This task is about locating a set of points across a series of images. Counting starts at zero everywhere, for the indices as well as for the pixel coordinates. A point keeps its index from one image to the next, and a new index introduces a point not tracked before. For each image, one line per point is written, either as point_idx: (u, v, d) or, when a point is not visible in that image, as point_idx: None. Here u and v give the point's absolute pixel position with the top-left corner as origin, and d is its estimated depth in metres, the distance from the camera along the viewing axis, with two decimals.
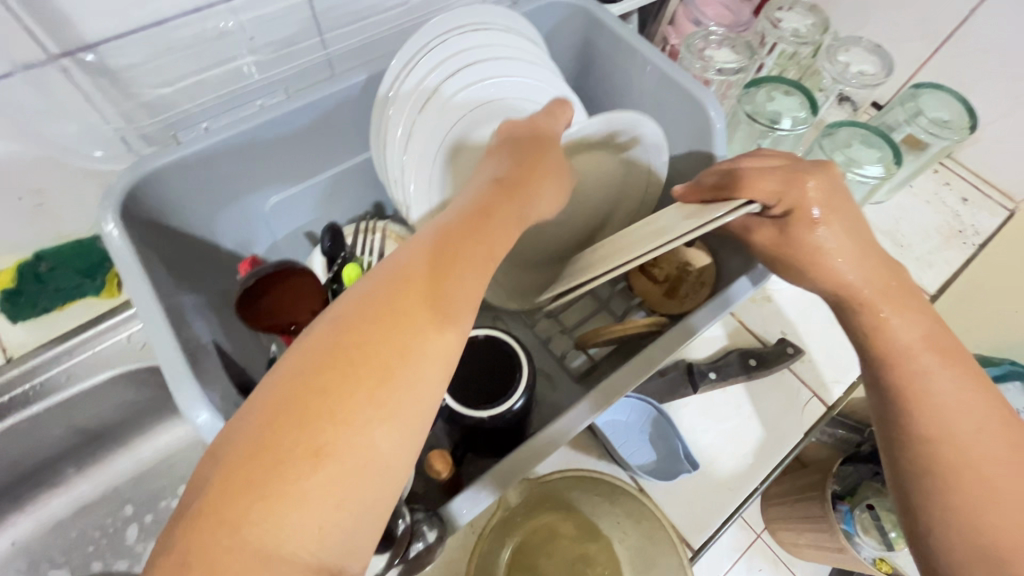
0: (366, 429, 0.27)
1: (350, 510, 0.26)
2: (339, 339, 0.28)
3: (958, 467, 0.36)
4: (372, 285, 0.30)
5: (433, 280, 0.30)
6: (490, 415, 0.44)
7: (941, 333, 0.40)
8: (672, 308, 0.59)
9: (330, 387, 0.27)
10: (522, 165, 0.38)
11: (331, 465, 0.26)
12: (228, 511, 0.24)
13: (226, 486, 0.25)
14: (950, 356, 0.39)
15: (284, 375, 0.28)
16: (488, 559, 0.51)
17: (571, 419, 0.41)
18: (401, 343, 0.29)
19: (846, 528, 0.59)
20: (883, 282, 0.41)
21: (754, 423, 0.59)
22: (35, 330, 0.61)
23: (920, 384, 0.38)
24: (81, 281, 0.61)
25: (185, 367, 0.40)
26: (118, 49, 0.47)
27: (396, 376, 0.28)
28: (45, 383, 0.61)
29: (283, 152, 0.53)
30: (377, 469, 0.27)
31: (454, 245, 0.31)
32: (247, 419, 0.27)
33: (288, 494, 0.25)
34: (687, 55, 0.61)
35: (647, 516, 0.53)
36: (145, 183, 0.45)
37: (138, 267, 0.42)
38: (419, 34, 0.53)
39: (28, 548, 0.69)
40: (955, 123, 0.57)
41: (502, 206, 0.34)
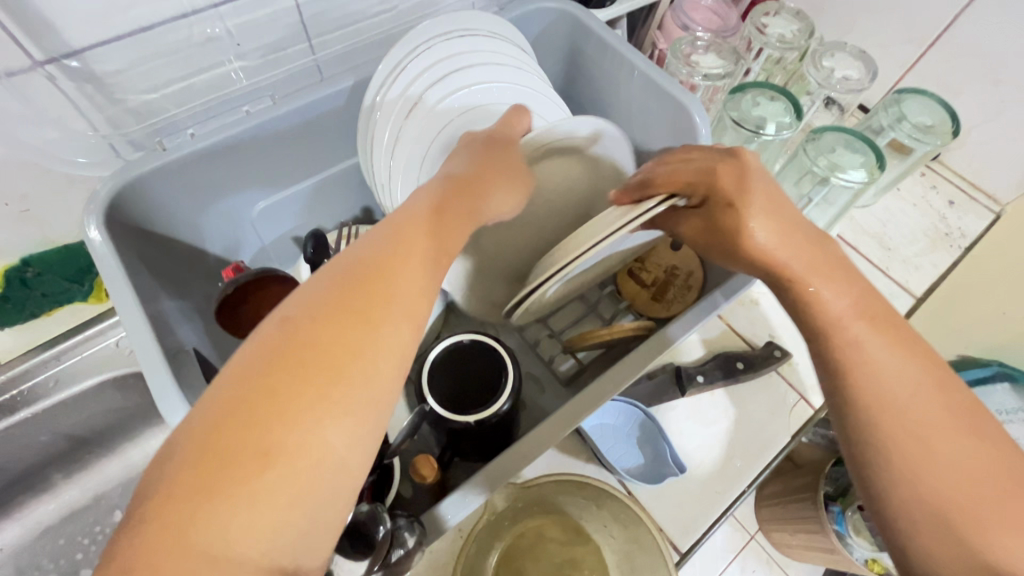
0: (318, 427, 0.26)
1: (302, 512, 0.26)
2: (292, 337, 0.28)
3: (911, 445, 0.32)
4: (326, 283, 0.30)
5: (386, 280, 0.31)
6: (477, 420, 0.44)
7: (872, 296, 0.37)
8: (659, 311, 0.59)
9: (282, 385, 0.26)
10: (477, 164, 0.42)
11: (283, 463, 0.25)
12: (176, 514, 0.23)
13: (173, 491, 0.24)
14: (884, 321, 0.35)
15: (233, 376, 0.27)
16: (476, 563, 0.51)
17: (554, 423, 0.42)
18: (354, 340, 0.28)
19: (838, 528, 0.60)
20: (813, 255, 0.38)
21: (743, 426, 0.59)
22: (21, 336, 0.61)
23: (857, 355, 0.34)
24: (68, 287, 0.61)
25: (167, 374, 0.40)
26: (102, 56, 0.47)
27: (348, 372, 0.28)
28: (31, 390, 0.62)
29: (270, 157, 0.53)
30: (331, 468, 0.27)
31: (405, 242, 0.32)
32: (196, 420, 0.26)
33: (238, 494, 0.24)
34: (674, 60, 0.61)
35: (635, 520, 0.52)
36: (129, 190, 0.45)
37: (121, 274, 0.42)
38: (408, 37, 0.53)
39: (15, 555, 0.69)
40: (938, 128, 0.57)
41: (454, 206, 0.36)
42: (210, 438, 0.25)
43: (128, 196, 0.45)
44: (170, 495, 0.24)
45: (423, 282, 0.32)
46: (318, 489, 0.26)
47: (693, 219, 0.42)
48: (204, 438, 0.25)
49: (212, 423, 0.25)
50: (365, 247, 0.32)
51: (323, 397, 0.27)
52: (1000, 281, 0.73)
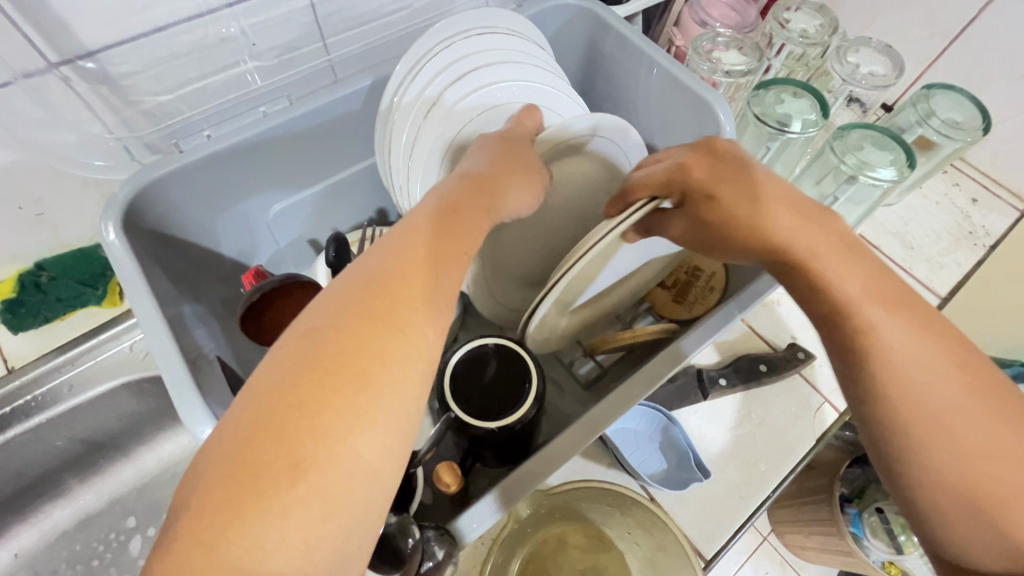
0: (346, 438, 0.25)
1: (335, 526, 0.24)
2: (314, 347, 0.26)
3: (952, 443, 0.28)
4: (349, 287, 0.29)
5: (410, 282, 0.29)
6: (500, 426, 0.43)
7: (879, 272, 0.33)
8: (681, 313, 0.57)
9: (307, 397, 0.25)
10: (497, 162, 0.41)
11: (312, 476, 0.24)
12: (206, 532, 0.22)
13: (200, 515, 0.23)
14: (903, 304, 0.32)
15: (255, 389, 0.26)
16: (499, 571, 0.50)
17: (576, 432, 0.41)
18: (381, 345, 0.27)
19: (854, 530, 0.58)
20: (815, 234, 0.34)
21: (765, 430, 0.58)
22: (36, 340, 0.61)
23: (876, 341, 0.30)
24: (83, 290, 0.60)
25: (187, 381, 0.39)
26: (118, 57, 0.47)
27: (375, 379, 0.26)
28: (45, 395, 0.61)
29: (286, 159, 0.52)
30: (360, 479, 0.25)
31: (429, 243, 0.31)
32: (224, 434, 0.25)
33: (267, 510, 0.23)
34: (695, 57, 0.60)
35: (659, 526, 0.51)
36: (146, 192, 0.45)
37: (139, 277, 0.42)
38: (425, 38, 0.52)
39: (30, 562, 0.68)
40: (968, 124, 0.55)
41: (472, 203, 0.35)
42: (236, 458, 0.24)
43: (146, 199, 0.45)
44: (198, 519, 0.23)
45: (447, 282, 0.31)
46: (349, 502, 0.25)
47: (676, 222, 0.40)
48: (229, 459, 0.24)
49: (238, 442, 0.24)
50: (381, 249, 0.31)
51: (349, 406, 0.25)
52: None
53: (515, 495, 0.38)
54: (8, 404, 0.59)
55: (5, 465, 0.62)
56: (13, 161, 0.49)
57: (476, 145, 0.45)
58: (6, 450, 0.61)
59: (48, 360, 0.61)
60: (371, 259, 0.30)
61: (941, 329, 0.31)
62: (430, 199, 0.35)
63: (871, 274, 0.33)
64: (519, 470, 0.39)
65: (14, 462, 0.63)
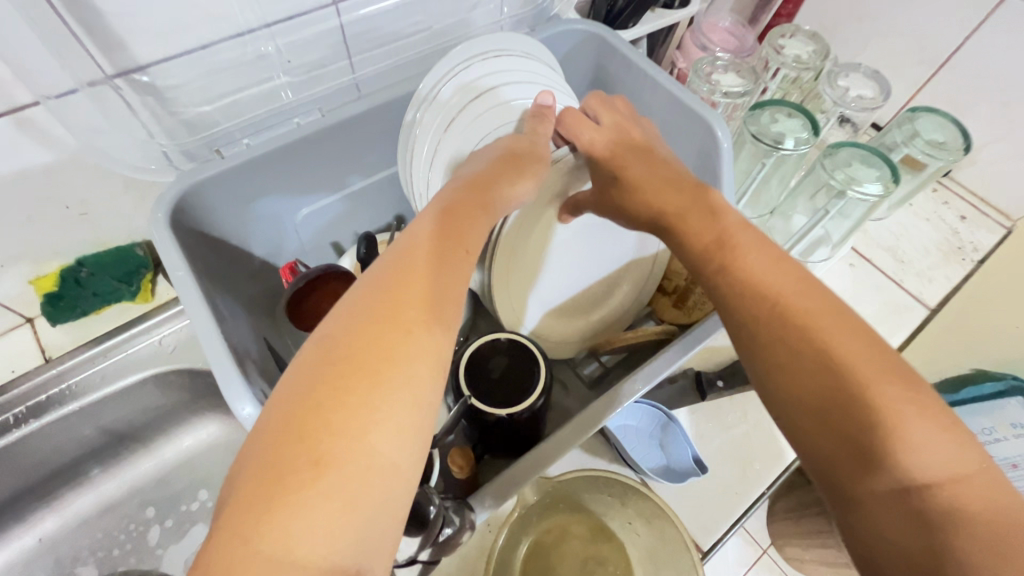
0: (360, 431, 0.28)
1: (357, 517, 0.27)
2: (333, 352, 0.30)
3: (857, 415, 0.31)
4: (356, 301, 0.33)
5: (411, 289, 0.33)
6: (509, 414, 0.46)
7: (788, 269, 0.38)
8: (680, 318, 0.61)
9: (329, 398, 0.29)
10: (496, 171, 0.44)
11: (333, 470, 0.27)
12: (242, 529, 0.25)
13: (240, 514, 0.26)
14: (809, 291, 0.37)
15: (280, 400, 0.29)
16: (506, 555, 0.53)
17: (569, 429, 0.45)
18: (387, 347, 0.31)
19: None
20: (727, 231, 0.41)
21: (761, 430, 0.61)
22: (72, 331, 0.65)
23: (784, 314, 0.36)
24: (118, 286, 0.64)
25: (228, 365, 0.42)
26: (166, 71, 0.51)
27: (384, 377, 0.30)
28: (78, 384, 0.64)
29: (315, 166, 0.57)
30: (382, 472, 0.28)
31: (425, 252, 0.35)
32: (255, 442, 0.28)
33: (294, 502, 0.26)
34: (695, 79, 0.64)
35: (659, 516, 0.53)
36: (190, 194, 0.49)
37: (185, 270, 0.45)
38: (445, 60, 0.57)
39: (52, 549, 0.70)
40: (951, 145, 0.59)
41: (467, 214, 0.39)
42: (268, 457, 0.27)
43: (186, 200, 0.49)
44: (239, 523, 0.25)
45: (448, 286, 0.35)
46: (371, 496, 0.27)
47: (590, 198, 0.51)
48: (263, 462, 0.27)
49: (269, 443, 0.28)
50: (382, 265, 0.35)
51: (365, 405, 0.29)
52: (1013, 294, 0.74)
53: (510, 487, 0.43)
54: (44, 393, 0.63)
55: (36, 450, 0.65)
56: (65, 164, 0.54)
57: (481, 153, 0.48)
58: (40, 435, 0.64)
59: (81, 352, 0.65)
60: (383, 272, 0.34)
61: (836, 309, 0.35)
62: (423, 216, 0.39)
63: (775, 278, 0.38)
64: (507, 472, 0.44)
65: (45, 448, 0.66)
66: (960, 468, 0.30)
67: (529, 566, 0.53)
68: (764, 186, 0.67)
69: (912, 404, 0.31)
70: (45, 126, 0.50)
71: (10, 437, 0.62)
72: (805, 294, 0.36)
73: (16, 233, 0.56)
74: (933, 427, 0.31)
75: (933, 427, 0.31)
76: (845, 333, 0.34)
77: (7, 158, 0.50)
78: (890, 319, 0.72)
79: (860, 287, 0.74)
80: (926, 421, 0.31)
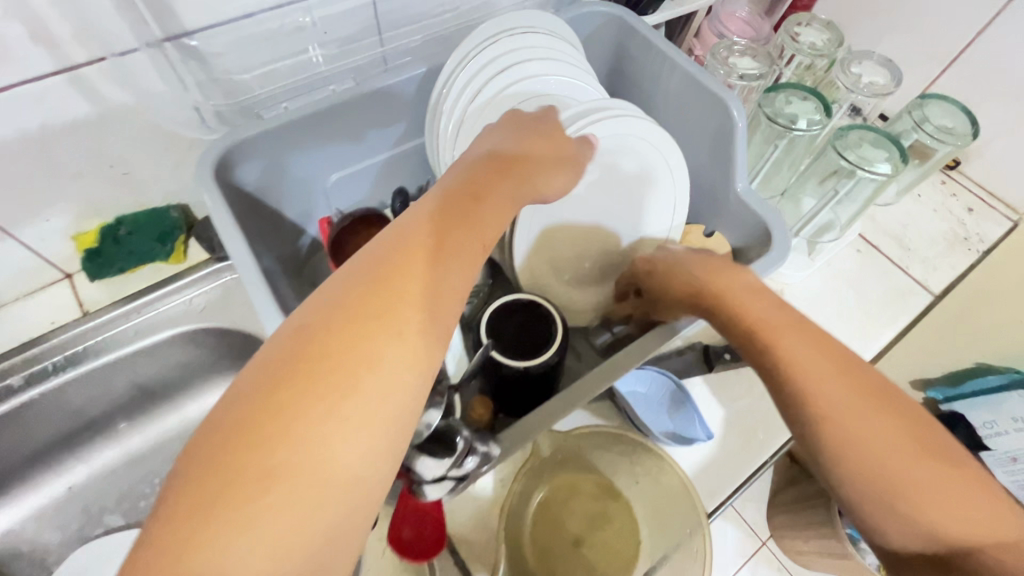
0: (319, 446, 0.29)
1: (303, 532, 0.28)
2: (297, 359, 0.31)
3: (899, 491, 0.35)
4: (330, 305, 0.33)
5: (386, 303, 0.33)
6: (526, 366, 0.49)
7: (822, 347, 0.40)
8: None
9: (292, 402, 0.29)
10: (496, 170, 0.44)
11: (284, 484, 0.28)
12: (182, 534, 0.26)
13: (182, 517, 0.26)
14: (852, 371, 0.39)
15: (237, 401, 0.30)
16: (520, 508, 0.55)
17: (584, 383, 0.47)
18: (357, 359, 0.31)
19: (850, 533, 0.64)
20: (774, 314, 0.43)
21: (765, 402, 0.63)
22: (108, 289, 0.68)
23: (814, 395, 0.38)
24: (153, 246, 0.67)
25: (268, 309, 0.45)
26: (210, 38, 0.54)
27: (348, 392, 0.30)
28: (112, 338, 0.67)
29: (347, 134, 0.59)
30: (338, 489, 0.29)
31: (406, 258, 0.35)
32: (206, 442, 0.28)
33: (242, 513, 0.27)
34: (713, 63, 0.66)
35: (666, 471, 0.54)
36: (232, 152, 0.52)
37: (227, 222, 0.48)
38: (472, 36, 0.60)
39: (80, 497, 0.74)
40: (959, 130, 0.62)
41: (456, 218, 0.39)
42: (217, 462, 0.28)
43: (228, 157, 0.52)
44: (180, 516, 0.26)
45: (428, 298, 0.35)
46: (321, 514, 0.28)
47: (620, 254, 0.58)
48: (211, 465, 0.27)
49: (219, 446, 0.28)
50: (360, 268, 0.35)
51: (334, 416, 0.30)
52: (1017, 286, 0.76)
53: (524, 437, 0.45)
54: (82, 343, 0.66)
55: (71, 400, 0.68)
56: (110, 124, 0.57)
57: (490, 134, 0.49)
58: (75, 385, 0.67)
59: (114, 308, 0.67)
60: (357, 276, 0.34)
61: (868, 386, 0.39)
62: (416, 212, 0.39)
63: (810, 357, 0.40)
64: (520, 423, 0.46)
65: (79, 398, 0.69)
66: (998, 530, 0.34)
67: (540, 519, 0.56)
68: (775, 169, 0.69)
69: (939, 470, 0.36)
70: (96, 85, 0.53)
71: (47, 386, 0.65)
72: (839, 371, 0.39)
73: (62, 188, 0.59)
74: (967, 491, 0.35)
75: (964, 490, 0.35)
76: (878, 409, 0.38)
77: (59, 114, 0.53)
78: (895, 303, 0.73)
79: (866, 273, 0.76)
80: (962, 488, 0.35)
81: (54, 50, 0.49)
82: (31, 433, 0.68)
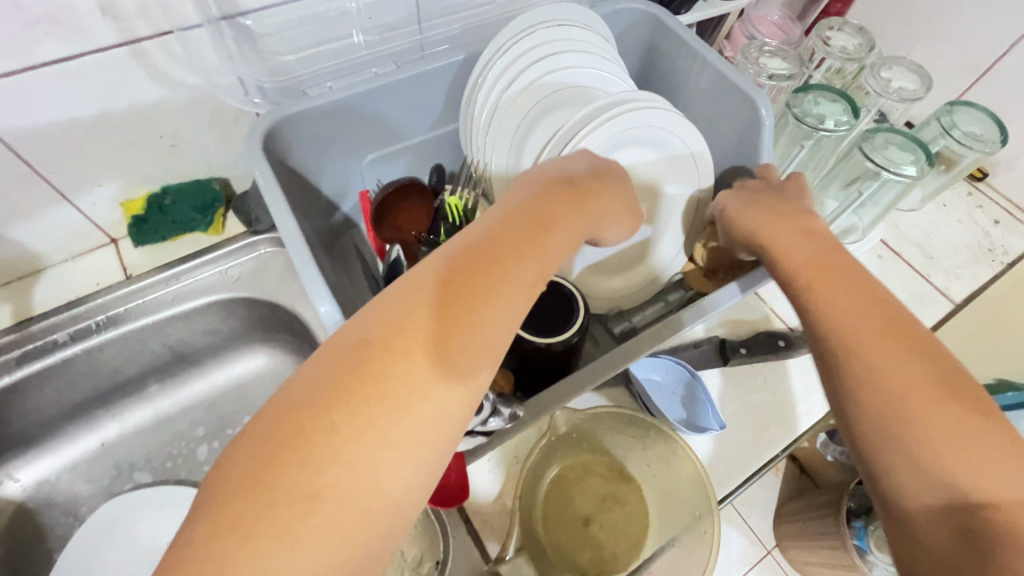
0: (361, 470, 0.30)
1: (340, 553, 0.29)
2: (346, 380, 0.32)
3: (908, 431, 0.36)
4: (380, 323, 0.34)
5: (438, 331, 0.34)
6: (545, 343, 0.51)
7: (869, 299, 0.42)
8: (710, 286, 0.64)
9: (339, 424, 0.30)
10: (570, 187, 0.41)
11: (326, 505, 0.29)
12: (219, 546, 0.27)
13: (221, 524, 0.28)
14: (899, 324, 0.40)
15: (287, 411, 0.31)
16: (533, 483, 0.56)
17: (603, 362, 0.49)
18: (401, 387, 0.32)
19: (858, 543, 0.65)
20: (820, 258, 0.46)
21: (777, 398, 0.65)
22: (150, 254, 0.71)
23: (845, 330, 0.41)
24: (195, 216, 0.70)
25: (308, 272, 0.47)
26: (262, 18, 0.57)
27: (392, 419, 0.31)
28: (152, 301, 0.71)
29: (385, 115, 0.62)
30: (365, 529, 0.30)
31: (462, 283, 0.35)
32: (251, 449, 0.30)
33: (281, 532, 0.28)
34: (743, 62, 0.68)
35: (679, 455, 0.56)
36: (279, 126, 0.54)
37: (273, 191, 0.51)
38: (510, 26, 0.62)
39: (112, 452, 0.77)
40: (987, 137, 0.62)
41: (521, 242, 0.37)
42: (259, 472, 0.29)
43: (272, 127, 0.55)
44: (211, 532, 0.27)
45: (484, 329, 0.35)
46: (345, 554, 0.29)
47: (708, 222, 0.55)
48: (253, 474, 0.29)
49: (264, 456, 0.29)
50: (415, 285, 0.35)
51: (364, 452, 0.30)
52: None
53: (542, 409, 0.47)
54: (123, 305, 0.69)
55: (110, 358, 0.72)
56: (164, 96, 0.60)
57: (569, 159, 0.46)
58: (115, 344, 0.70)
59: (156, 273, 0.71)
60: (410, 297, 0.34)
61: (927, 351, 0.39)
62: (479, 224, 0.38)
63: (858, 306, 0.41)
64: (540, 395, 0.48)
65: (118, 358, 0.72)
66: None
67: (551, 496, 0.57)
68: (800, 170, 0.70)
69: (970, 429, 0.35)
70: (154, 58, 0.56)
71: (90, 343, 0.68)
72: (884, 326, 0.40)
73: (116, 155, 0.62)
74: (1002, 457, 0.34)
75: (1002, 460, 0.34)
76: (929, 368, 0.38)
77: (119, 84, 0.56)
78: (916, 310, 0.73)
79: (887, 278, 0.76)
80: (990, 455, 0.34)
81: (119, 23, 0.52)
82: (72, 388, 0.71)
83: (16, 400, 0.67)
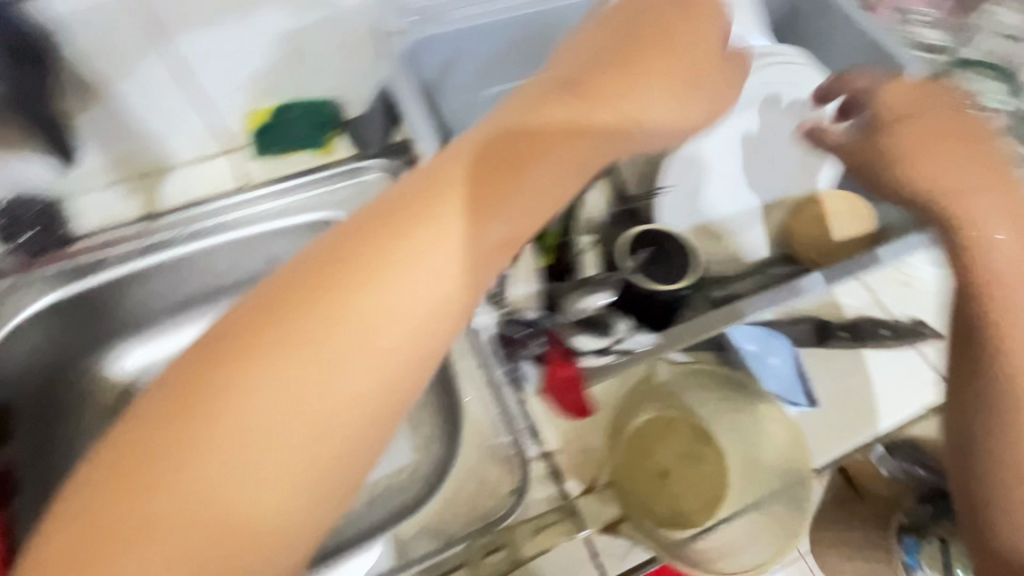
0: (257, 409, 0.30)
1: (241, 492, 0.29)
2: (251, 323, 0.32)
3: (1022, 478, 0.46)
4: (299, 266, 0.34)
5: (350, 268, 0.33)
6: (663, 291, 0.59)
7: None
8: (815, 260, 0.65)
9: (232, 363, 0.31)
10: (575, 95, 0.42)
11: (225, 445, 0.30)
12: (118, 488, 0.28)
13: (117, 467, 0.29)
14: None
15: (193, 358, 0.32)
16: (616, 427, 0.58)
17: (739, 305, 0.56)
18: (305, 327, 0.32)
19: (907, 560, 0.57)
20: (989, 276, 0.49)
21: (872, 387, 0.62)
22: (265, 166, 0.73)
23: (1008, 364, 0.47)
24: (311, 133, 0.73)
25: None
26: None
27: (292, 360, 0.31)
28: (255, 209, 0.70)
29: None
30: (314, 423, 0.31)
31: (384, 224, 0.35)
32: (159, 394, 0.31)
33: (172, 471, 0.29)
34: (887, 33, 0.65)
35: (764, 416, 0.58)
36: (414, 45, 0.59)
37: None
38: None
39: None
40: None
41: (458, 182, 0.37)
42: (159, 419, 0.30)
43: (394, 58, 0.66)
44: (112, 474, 0.29)
45: (410, 271, 0.34)
46: (296, 445, 0.30)
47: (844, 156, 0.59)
48: (153, 425, 0.30)
49: (165, 404, 0.30)
50: (342, 231, 0.35)
51: (303, 358, 0.31)
52: None
53: (678, 339, 0.55)
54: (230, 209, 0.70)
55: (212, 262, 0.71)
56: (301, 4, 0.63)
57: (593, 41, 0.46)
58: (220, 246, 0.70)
59: (267, 186, 0.73)
60: (330, 241, 0.35)
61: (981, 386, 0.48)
62: (432, 160, 0.39)
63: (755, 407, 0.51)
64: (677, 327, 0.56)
65: (220, 263, 0.71)
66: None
67: (631, 443, 0.57)
68: None
69: None
70: None
71: (198, 243, 0.68)
72: None
73: (251, 60, 0.67)
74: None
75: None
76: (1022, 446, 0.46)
77: None
78: None
79: None
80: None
81: None
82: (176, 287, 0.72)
83: (127, 290, 0.68)
